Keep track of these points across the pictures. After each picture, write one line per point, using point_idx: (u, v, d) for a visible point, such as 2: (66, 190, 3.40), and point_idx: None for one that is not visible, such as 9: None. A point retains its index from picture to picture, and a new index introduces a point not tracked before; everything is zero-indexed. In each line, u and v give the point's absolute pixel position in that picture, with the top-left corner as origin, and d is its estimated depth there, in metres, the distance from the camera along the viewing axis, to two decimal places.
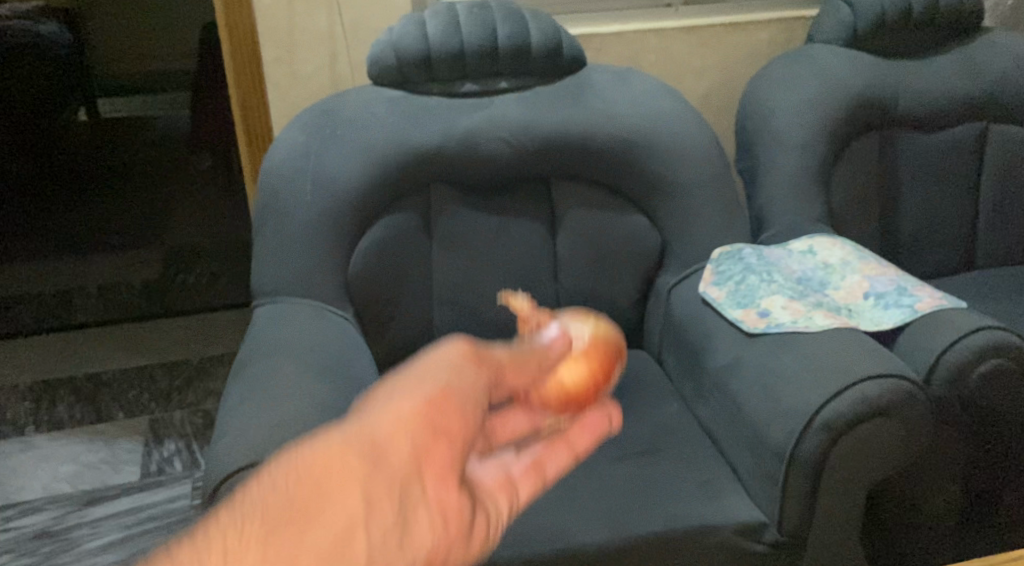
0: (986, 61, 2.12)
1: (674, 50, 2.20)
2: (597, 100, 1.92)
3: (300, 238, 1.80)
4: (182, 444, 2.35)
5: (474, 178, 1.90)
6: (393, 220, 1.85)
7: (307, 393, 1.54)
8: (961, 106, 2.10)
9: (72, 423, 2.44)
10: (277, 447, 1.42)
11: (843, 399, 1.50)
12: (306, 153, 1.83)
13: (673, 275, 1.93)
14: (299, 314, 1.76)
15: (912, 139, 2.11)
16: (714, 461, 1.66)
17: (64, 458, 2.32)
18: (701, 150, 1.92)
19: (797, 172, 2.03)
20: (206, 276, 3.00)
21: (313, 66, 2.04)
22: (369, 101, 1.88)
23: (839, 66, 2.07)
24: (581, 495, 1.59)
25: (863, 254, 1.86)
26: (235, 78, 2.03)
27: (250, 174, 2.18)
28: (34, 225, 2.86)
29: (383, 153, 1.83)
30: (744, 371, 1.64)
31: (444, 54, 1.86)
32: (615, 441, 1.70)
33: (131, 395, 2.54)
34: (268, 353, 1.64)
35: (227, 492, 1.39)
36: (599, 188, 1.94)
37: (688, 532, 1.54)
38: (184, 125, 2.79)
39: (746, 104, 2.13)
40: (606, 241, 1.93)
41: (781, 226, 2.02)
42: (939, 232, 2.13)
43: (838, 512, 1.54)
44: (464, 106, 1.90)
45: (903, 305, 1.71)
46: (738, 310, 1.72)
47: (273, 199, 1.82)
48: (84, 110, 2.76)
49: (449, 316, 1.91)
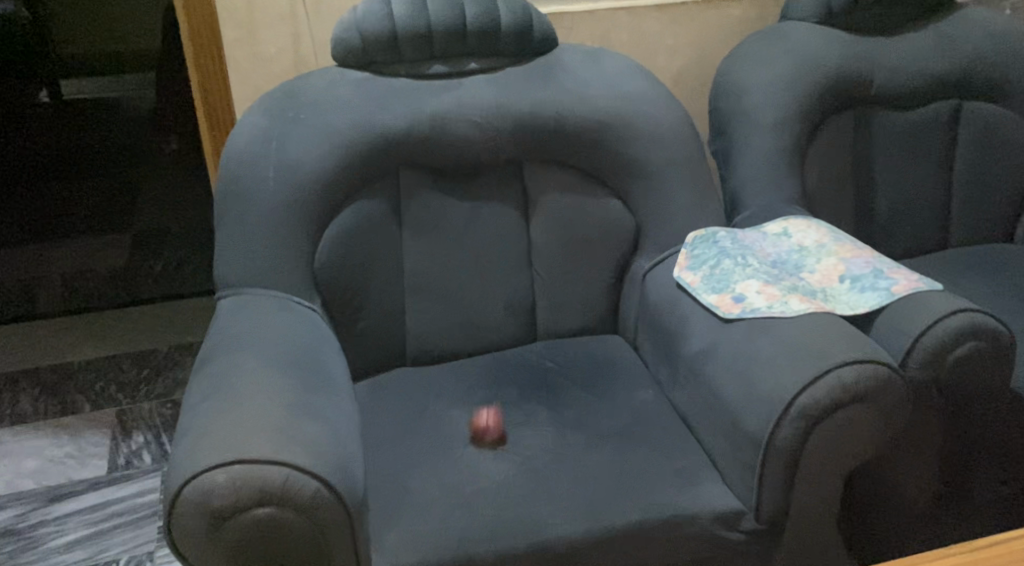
0: (960, 37, 2.10)
1: (647, 28, 2.16)
2: (568, 81, 1.88)
3: (265, 226, 1.76)
4: (151, 436, 2.31)
5: (444, 161, 1.86)
6: (362, 206, 1.81)
7: (271, 388, 1.50)
8: (935, 84, 2.08)
9: (36, 416, 2.39)
10: (242, 445, 1.38)
11: (820, 385, 1.48)
12: (269, 139, 1.78)
13: (648, 259, 1.90)
14: (264, 305, 1.72)
15: (887, 117, 2.08)
16: (692, 449, 1.64)
17: (29, 453, 2.27)
18: (673, 131, 1.89)
19: (771, 153, 2.00)
20: (173, 263, 2.91)
21: (276, 48, 1.99)
22: (334, 84, 1.83)
23: (812, 44, 2.04)
24: (556, 485, 1.57)
25: (838, 236, 1.84)
26: (194, 60, 1.96)
27: (210, 158, 2.11)
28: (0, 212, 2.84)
29: (350, 138, 1.78)
30: (719, 356, 1.62)
31: (410, 35, 1.81)
32: (590, 429, 1.68)
33: (98, 387, 2.49)
34: (233, 348, 1.60)
35: (190, 494, 1.36)
36: (571, 171, 1.90)
37: (665, 522, 1.52)
38: (149, 105, 2.78)
39: (719, 83, 2.10)
40: (579, 226, 1.90)
41: (756, 207, 2.00)
42: (915, 211, 2.11)
43: (815, 499, 1.53)
44: (432, 88, 1.85)
45: (879, 287, 1.69)
46: (713, 295, 1.69)
47: (236, 187, 1.78)
48: (45, 90, 2.71)
49: (421, 303, 1.87)
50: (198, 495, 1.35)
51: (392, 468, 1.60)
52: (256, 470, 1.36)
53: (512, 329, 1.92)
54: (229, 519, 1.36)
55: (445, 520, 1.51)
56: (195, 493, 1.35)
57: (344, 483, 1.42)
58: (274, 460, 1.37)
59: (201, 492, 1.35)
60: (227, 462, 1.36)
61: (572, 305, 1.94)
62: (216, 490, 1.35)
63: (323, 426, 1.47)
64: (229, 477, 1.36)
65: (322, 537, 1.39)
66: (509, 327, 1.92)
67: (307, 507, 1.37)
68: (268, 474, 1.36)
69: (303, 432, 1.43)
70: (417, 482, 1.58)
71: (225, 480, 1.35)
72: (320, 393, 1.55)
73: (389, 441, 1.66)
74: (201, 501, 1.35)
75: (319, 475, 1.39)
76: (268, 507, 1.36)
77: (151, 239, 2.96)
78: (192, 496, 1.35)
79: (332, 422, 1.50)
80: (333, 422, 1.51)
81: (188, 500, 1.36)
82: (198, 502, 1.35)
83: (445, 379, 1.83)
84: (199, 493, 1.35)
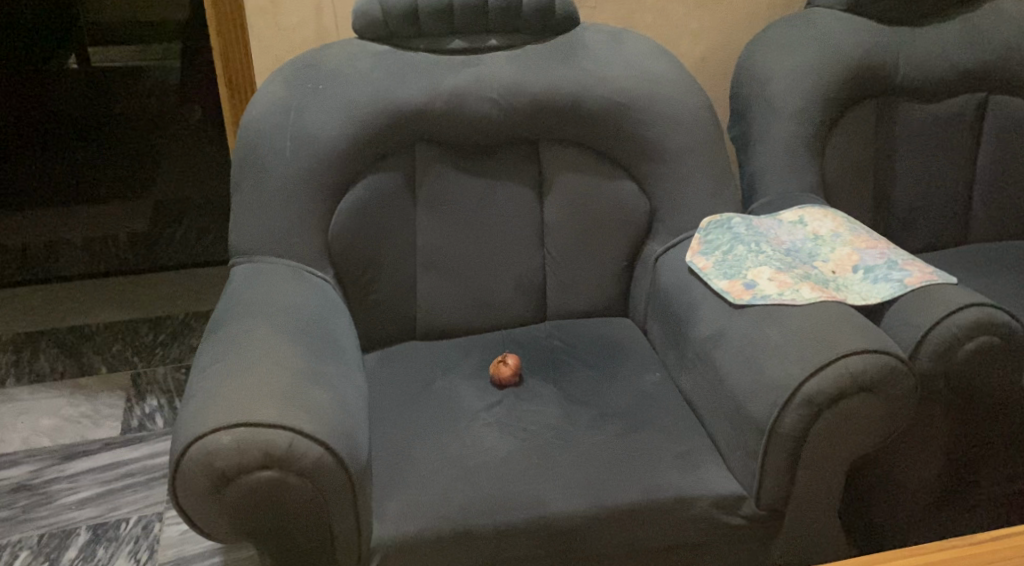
0: (990, 30, 2.07)
1: (671, 11, 2.14)
2: (589, 61, 1.87)
3: (281, 195, 1.77)
4: (164, 400, 2.34)
5: (462, 137, 1.86)
6: (377, 180, 1.82)
7: (280, 355, 1.51)
8: (961, 77, 2.06)
9: (53, 376, 2.43)
10: (248, 410, 1.40)
11: (826, 373, 1.48)
12: (287, 108, 1.79)
13: (661, 244, 1.90)
14: (277, 274, 1.74)
15: (910, 109, 2.06)
16: (696, 433, 1.65)
17: (45, 411, 2.31)
18: (693, 115, 1.88)
19: (791, 141, 1.99)
20: (194, 231, 2.95)
21: (297, 19, 1.99)
22: (354, 57, 1.84)
23: (838, 32, 2.02)
24: (558, 462, 1.57)
25: (853, 226, 1.83)
26: (215, 28, 1.98)
27: (229, 127, 2.12)
28: (27, 176, 2.82)
29: (368, 110, 1.79)
30: (727, 342, 1.62)
31: (431, 9, 1.81)
32: (596, 409, 1.69)
33: (115, 349, 2.52)
34: (243, 315, 1.62)
35: (195, 454, 1.38)
36: (588, 152, 1.90)
37: (666, 503, 1.53)
38: (174, 75, 2.76)
39: (742, 68, 2.09)
40: (594, 206, 1.90)
41: (773, 195, 1.99)
42: (934, 204, 2.09)
43: (817, 487, 1.53)
44: (451, 64, 1.85)
45: (891, 279, 1.68)
46: (724, 281, 1.69)
47: (253, 155, 1.79)
48: (75, 57, 2.72)
49: (432, 279, 1.88)
50: (202, 456, 1.37)
51: (396, 439, 1.62)
52: (260, 434, 1.38)
53: (522, 307, 1.93)
54: (232, 481, 1.38)
55: (446, 491, 1.52)
56: (200, 454, 1.37)
57: (346, 451, 1.44)
58: (278, 425, 1.39)
59: (205, 453, 1.37)
60: (231, 425, 1.38)
61: (584, 286, 1.94)
62: (220, 452, 1.37)
63: (329, 394, 1.49)
64: (233, 439, 1.37)
65: (322, 503, 1.41)
66: (519, 305, 1.93)
67: (308, 473, 1.39)
68: (272, 438, 1.38)
69: (309, 399, 1.45)
70: (421, 453, 1.59)
71: (229, 442, 1.37)
72: (327, 362, 1.56)
73: (395, 413, 1.68)
74: (205, 461, 1.37)
75: (322, 442, 1.40)
76: (271, 470, 1.38)
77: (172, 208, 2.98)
78: (196, 456, 1.37)
79: (338, 391, 1.52)
80: (340, 392, 1.52)
81: (193, 460, 1.38)
82: (203, 462, 1.37)
83: (454, 354, 1.84)
84: (203, 453, 1.37)
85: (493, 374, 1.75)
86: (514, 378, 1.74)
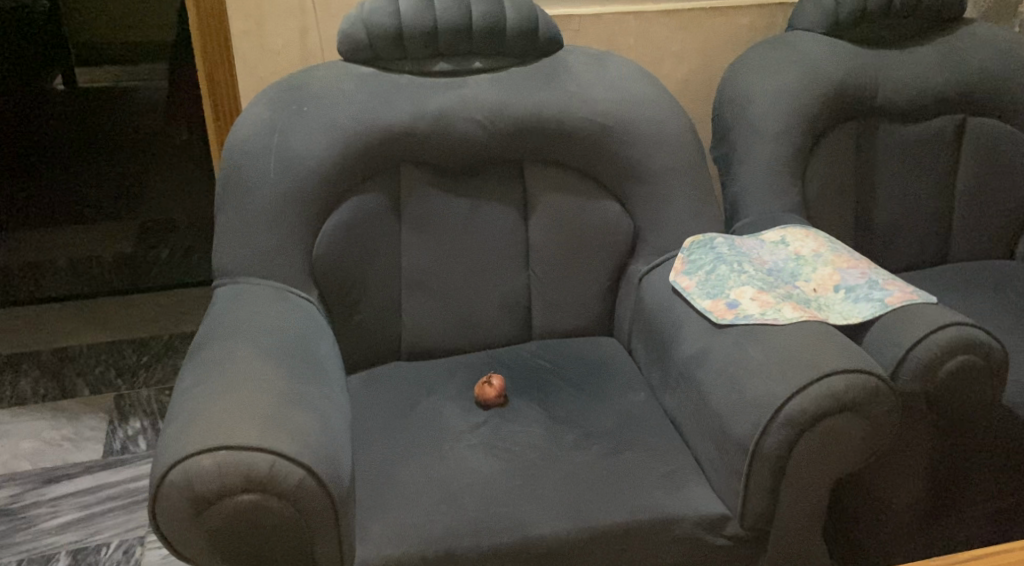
0: (967, 53, 2.09)
1: (653, 33, 2.16)
2: (573, 83, 1.88)
3: (264, 216, 1.77)
4: (147, 422, 2.33)
5: (446, 159, 1.87)
6: (362, 200, 1.82)
7: (262, 376, 1.51)
8: (940, 99, 2.08)
9: (35, 398, 2.41)
10: (229, 432, 1.39)
11: (808, 393, 1.49)
12: (271, 130, 1.79)
13: (645, 263, 1.90)
14: (261, 295, 1.74)
15: (890, 130, 2.08)
16: (680, 453, 1.65)
17: (26, 434, 2.29)
18: (676, 136, 1.89)
19: (773, 161, 2.01)
20: (179, 251, 2.95)
21: (283, 41, 2.00)
22: (338, 78, 1.84)
23: (819, 55, 2.04)
24: (542, 483, 1.57)
25: (835, 245, 1.85)
26: (201, 50, 1.98)
27: (214, 148, 2.12)
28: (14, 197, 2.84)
29: (352, 132, 1.79)
30: (711, 361, 1.62)
31: (416, 32, 1.82)
32: (580, 429, 1.69)
33: (97, 371, 2.51)
34: (226, 336, 1.62)
35: (175, 478, 1.37)
36: (572, 173, 1.91)
37: (650, 524, 1.53)
38: (160, 96, 2.80)
39: (724, 90, 2.10)
40: (578, 227, 1.91)
41: (755, 215, 2.00)
42: (915, 225, 2.11)
43: (800, 506, 1.53)
44: (436, 86, 1.86)
45: (872, 298, 1.70)
46: (706, 300, 1.70)
47: (236, 176, 1.79)
48: (62, 77, 2.75)
49: (417, 299, 1.89)
50: (183, 479, 1.37)
51: (380, 460, 1.62)
52: (241, 457, 1.37)
53: (507, 327, 1.94)
54: (213, 504, 1.37)
55: (430, 514, 1.52)
56: (181, 478, 1.37)
57: (329, 474, 1.43)
58: (260, 448, 1.38)
59: (187, 477, 1.37)
60: (212, 448, 1.38)
61: (569, 306, 1.95)
62: (201, 475, 1.36)
63: (311, 416, 1.49)
64: (214, 463, 1.37)
65: (304, 526, 1.41)
66: (503, 325, 1.93)
67: (290, 495, 1.39)
68: (253, 462, 1.37)
69: (291, 421, 1.45)
70: (405, 474, 1.59)
71: (210, 465, 1.37)
72: (310, 384, 1.56)
73: (380, 436, 1.67)
74: (186, 485, 1.37)
75: (304, 465, 1.40)
76: (252, 494, 1.37)
77: (158, 229, 2.99)
78: (177, 480, 1.37)
79: (320, 413, 1.52)
80: (323, 414, 1.52)
81: (174, 484, 1.37)
82: (184, 486, 1.37)
83: (438, 375, 1.84)
84: (185, 477, 1.37)
85: (478, 394, 1.75)
86: (499, 399, 1.74)
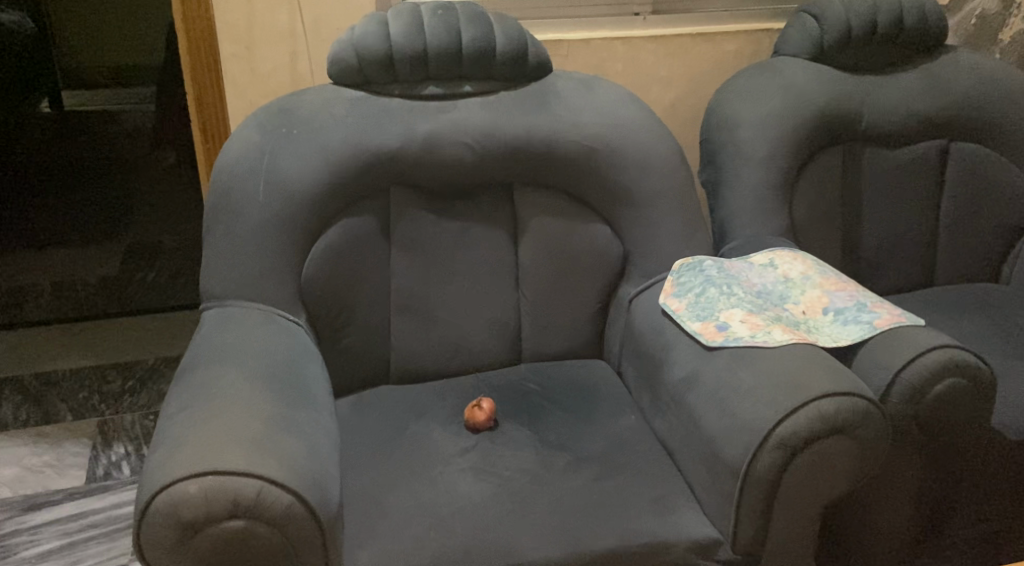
0: (951, 79, 2.12)
1: (641, 59, 2.18)
2: (562, 108, 1.89)
3: (253, 239, 1.76)
4: (131, 447, 2.31)
5: (436, 182, 1.87)
6: (352, 223, 1.82)
7: (249, 401, 1.50)
8: (924, 124, 2.10)
9: (17, 424, 2.39)
10: (215, 458, 1.38)
11: (799, 416, 1.49)
12: (260, 153, 1.79)
13: (634, 286, 1.91)
14: (248, 318, 1.73)
15: (876, 155, 2.10)
16: (672, 477, 1.64)
17: (6, 461, 2.26)
18: (665, 160, 1.90)
19: (760, 185, 2.01)
20: (166, 275, 2.98)
21: (272, 64, 2.00)
22: (329, 101, 1.84)
23: (806, 80, 2.06)
24: (533, 509, 1.56)
25: (823, 268, 1.86)
26: (190, 74, 1.98)
27: (203, 172, 2.11)
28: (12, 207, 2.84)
29: (342, 155, 1.79)
30: (701, 384, 1.62)
31: (406, 57, 1.82)
32: (571, 453, 1.68)
33: (81, 396, 2.48)
34: (212, 362, 1.60)
35: (161, 504, 1.35)
36: (562, 197, 1.91)
37: (642, 549, 1.52)
38: (148, 119, 2.81)
39: (711, 114, 2.11)
40: (567, 249, 1.91)
41: (743, 238, 2.01)
42: (902, 248, 2.13)
43: (793, 528, 1.53)
44: (426, 109, 1.86)
45: (860, 321, 1.71)
46: (696, 323, 1.70)
47: (224, 199, 1.78)
48: (48, 100, 2.75)
49: (406, 322, 1.88)
50: (168, 506, 1.35)
51: (371, 485, 1.60)
52: (228, 482, 1.36)
53: (496, 350, 1.93)
54: (199, 531, 1.36)
55: (421, 540, 1.50)
56: (166, 504, 1.35)
57: (318, 499, 1.42)
58: (247, 474, 1.37)
59: (172, 503, 1.35)
60: (199, 474, 1.36)
61: (559, 329, 1.95)
62: (187, 501, 1.35)
63: (298, 441, 1.47)
64: (200, 488, 1.36)
65: (291, 553, 1.39)
66: (493, 349, 1.93)
67: (278, 521, 1.37)
68: (240, 487, 1.36)
69: (278, 446, 1.43)
70: (395, 498, 1.58)
71: (196, 492, 1.35)
72: (298, 409, 1.55)
73: (369, 460, 1.66)
74: (172, 511, 1.35)
75: (292, 490, 1.39)
76: (238, 521, 1.36)
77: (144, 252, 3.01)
78: (162, 507, 1.35)
79: (309, 439, 1.50)
80: (310, 438, 1.51)
81: (159, 511, 1.35)
82: (169, 513, 1.35)
83: (428, 398, 1.83)
84: (170, 504, 1.35)
85: (468, 418, 1.74)
86: (490, 423, 1.74)
